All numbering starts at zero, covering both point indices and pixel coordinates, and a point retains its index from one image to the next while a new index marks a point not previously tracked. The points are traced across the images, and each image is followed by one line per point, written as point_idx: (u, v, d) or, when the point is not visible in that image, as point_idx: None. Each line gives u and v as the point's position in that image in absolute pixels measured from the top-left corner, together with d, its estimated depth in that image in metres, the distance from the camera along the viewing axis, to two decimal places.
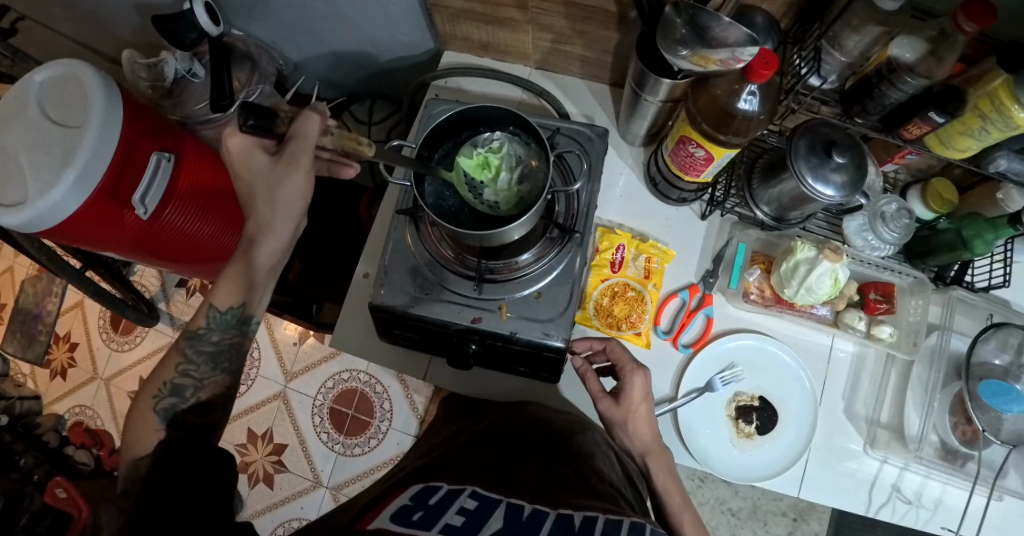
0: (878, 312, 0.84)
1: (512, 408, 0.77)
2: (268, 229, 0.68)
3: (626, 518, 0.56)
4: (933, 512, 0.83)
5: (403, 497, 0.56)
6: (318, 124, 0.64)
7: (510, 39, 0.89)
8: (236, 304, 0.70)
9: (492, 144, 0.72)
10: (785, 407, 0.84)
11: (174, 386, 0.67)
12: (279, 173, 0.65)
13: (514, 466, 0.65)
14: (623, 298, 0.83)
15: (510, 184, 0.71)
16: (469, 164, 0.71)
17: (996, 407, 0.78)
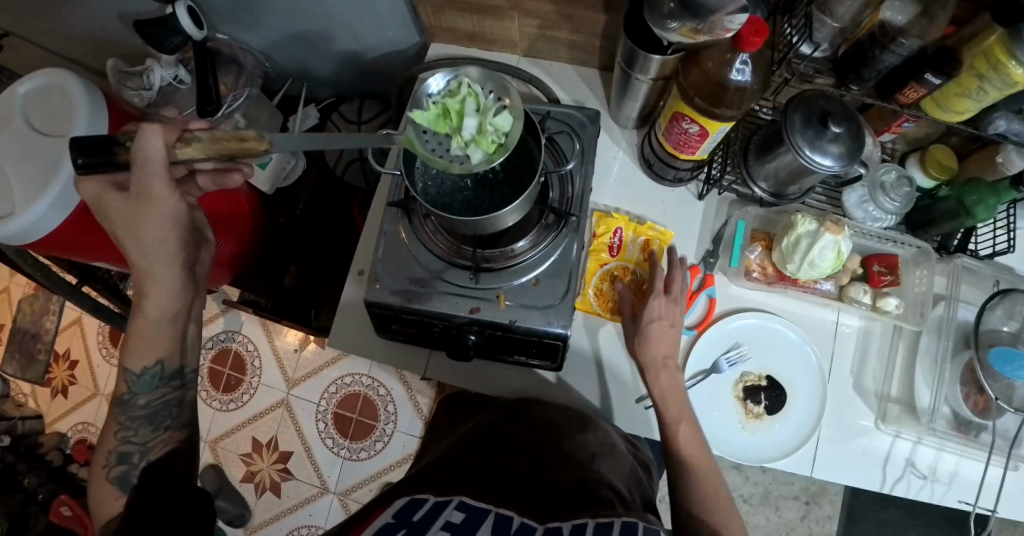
0: (884, 284, 0.83)
1: (513, 406, 0.76)
2: (147, 275, 0.64)
3: (618, 519, 0.52)
4: (949, 485, 0.81)
5: (386, 515, 0.53)
6: (160, 138, 0.58)
7: (496, 28, 0.88)
8: (151, 364, 0.68)
9: (448, 90, 0.67)
10: (794, 386, 0.82)
11: (119, 454, 0.66)
12: (133, 210, 0.60)
13: (505, 479, 0.62)
14: (624, 282, 0.82)
15: (480, 125, 0.65)
16: (428, 116, 0.65)
17: (1005, 375, 0.76)
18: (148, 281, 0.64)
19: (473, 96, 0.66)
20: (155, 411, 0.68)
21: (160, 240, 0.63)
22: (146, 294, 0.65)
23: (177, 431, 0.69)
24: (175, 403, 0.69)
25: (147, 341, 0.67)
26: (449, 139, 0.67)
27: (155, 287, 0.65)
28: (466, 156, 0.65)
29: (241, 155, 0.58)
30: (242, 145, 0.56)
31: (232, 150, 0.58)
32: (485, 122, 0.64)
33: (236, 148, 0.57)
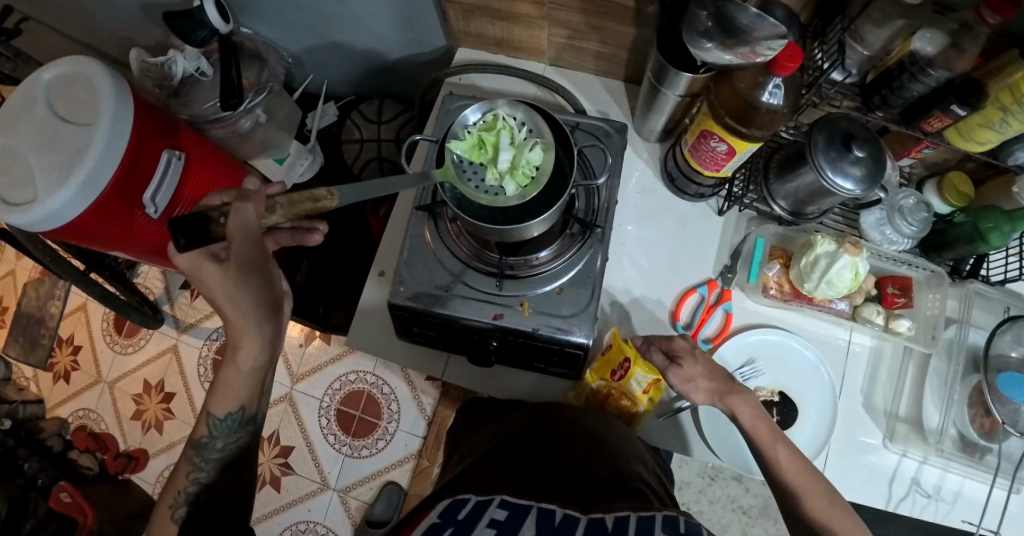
0: (896, 306, 0.84)
1: (540, 407, 0.77)
2: (241, 332, 0.63)
3: (657, 513, 0.56)
4: (953, 504, 0.83)
5: (432, 516, 0.55)
6: (253, 214, 0.57)
7: (524, 36, 0.88)
8: (234, 409, 0.67)
9: (484, 122, 0.70)
10: (805, 401, 0.83)
11: (187, 494, 0.66)
12: (231, 277, 0.60)
13: (541, 473, 0.64)
14: (616, 403, 0.78)
15: (515, 158, 0.68)
16: (465, 146, 0.69)
17: (1015, 399, 0.77)
18: (241, 337, 0.63)
19: (507, 129, 0.69)
20: (230, 455, 0.69)
21: (257, 298, 0.62)
22: (241, 348, 0.64)
23: (237, 476, 0.70)
24: (245, 448, 0.70)
25: (233, 388, 0.66)
26: (484, 168, 0.70)
27: (248, 343, 0.63)
28: (501, 187, 0.69)
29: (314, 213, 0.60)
30: (315, 206, 0.58)
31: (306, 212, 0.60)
32: (520, 157, 0.68)
33: (311, 209, 0.59)
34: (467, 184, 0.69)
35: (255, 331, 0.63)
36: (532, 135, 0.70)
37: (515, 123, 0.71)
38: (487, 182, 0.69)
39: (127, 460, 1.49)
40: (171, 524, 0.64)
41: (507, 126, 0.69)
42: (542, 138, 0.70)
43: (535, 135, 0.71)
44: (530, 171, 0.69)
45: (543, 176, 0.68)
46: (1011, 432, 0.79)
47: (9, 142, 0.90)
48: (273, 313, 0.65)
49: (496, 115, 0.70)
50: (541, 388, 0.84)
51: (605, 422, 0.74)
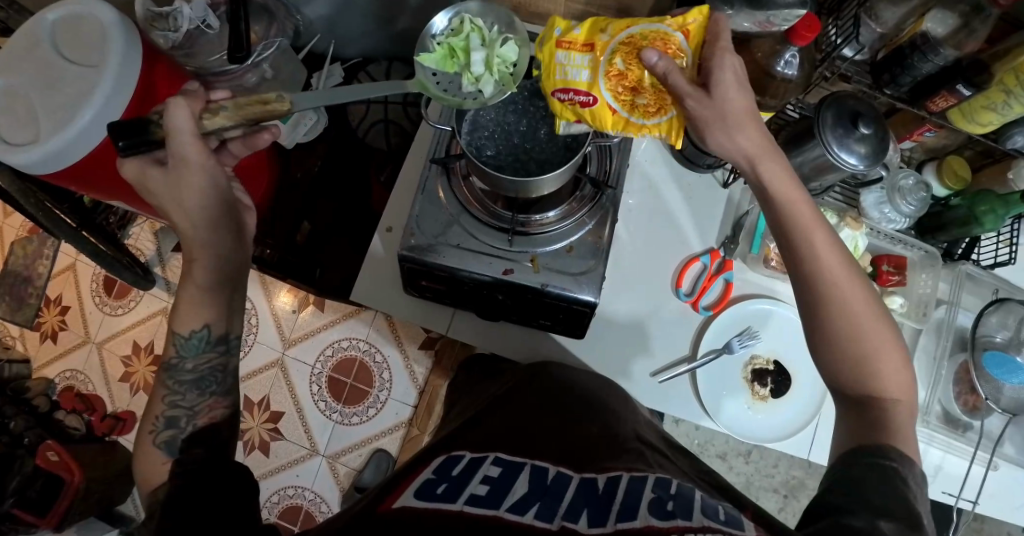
0: (891, 283, 0.85)
1: (532, 368, 0.78)
2: (198, 245, 0.69)
3: (651, 475, 0.54)
4: (934, 478, 0.85)
5: (427, 471, 0.56)
6: (182, 108, 0.64)
7: (542, 1, 0.88)
8: (195, 327, 0.69)
9: (452, 28, 0.70)
10: (798, 372, 0.86)
11: (167, 419, 0.66)
12: (173, 177, 0.66)
13: (538, 431, 0.63)
14: (625, 80, 0.62)
15: (489, 57, 0.67)
16: (436, 57, 0.68)
17: (996, 377, 0.82)
18: (193, 249, 0.69)
19: (476, 31, 0.68)
20: (202, 376, 0.69)
21: (203, 204, 0.68)
22: (193, 262, 0.69)
23: (222, 398, 0.70)
24: (219, 367, 0.70)
25: (194, 305, 0.69)
26: (460, 76, 0.69)
27: (201, 257, 0.69)
28: (478, 91, 0.69)
29: (264, 116, 0.68)
30: (266, 107, 0.67)
31: (259, 116, 0.68)
32: (493, 55, 0.67)
33: (261, 111, 0.68)
34: (441, 92, 0.69)
35: (206, 244, 0.69)
36: (503, 32, 0.69)
37: (484, 24, 0.69)
38: (466, 89, 0.68)
39: (114, 421, 1.48)
40: (155, 449, 0.64)
41: (473, 27, 0.68)
42: (513, 36, 0.69)
43: (507, 33, 0.70)
44: (505, 70, 0.68)
45: (519, 73, 0.68)
46: (993, 408, 0.83)
47: (7, 81, 0.88)
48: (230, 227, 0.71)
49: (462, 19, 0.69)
50: (541, 344, 0.85)
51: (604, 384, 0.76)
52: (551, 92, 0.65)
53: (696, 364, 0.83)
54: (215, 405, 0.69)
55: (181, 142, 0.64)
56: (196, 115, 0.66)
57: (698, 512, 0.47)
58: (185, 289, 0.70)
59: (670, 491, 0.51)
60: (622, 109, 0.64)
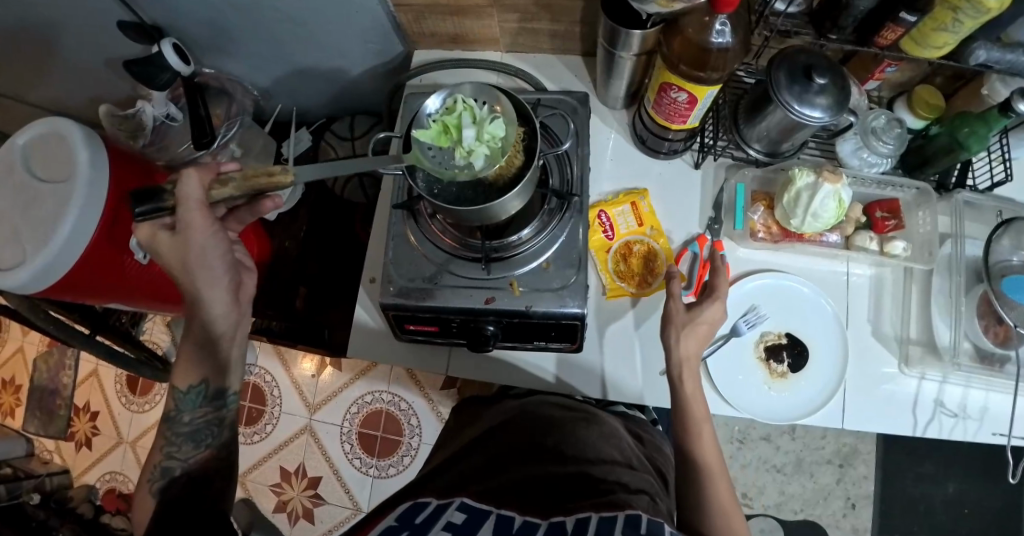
0: (888, 229, 0.82)
1: (516, 411, 0.77)
2: (194, 302, 0.68)
3: (622, 513, 0.52)
4: (981, 420, 0.84)
5: (389, 519, 0.55)
6: (197, 181, 0.65)
7: (477, 27, 0.89)
8: (194, 383, 0.70)
9: (444, 107, 0.69)
10: (813, 340, 0.82)
11: (163, 468, 0.67)
12: (176, 243, 0.66)
13: (508, 476, 0.63)
14: (634, 256, 0.80)
15: (479, 133, 0.66)
16: (430, 134, 0.67)
17: (1020, 301, 0.77)
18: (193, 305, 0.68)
19: (468, 109, 0.66)
20: (198, 428, 0.69)
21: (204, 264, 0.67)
22: (195, 318, 0.69)
23: (218, 450, 0.70)
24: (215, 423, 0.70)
25: (191, 362, 0.69)
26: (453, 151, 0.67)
27: (201, 314, 0.69)
28: (470, 164, 0.66)
29: (269, 188, 0.63)
30: (270, 180, 0.62)
31: (263, 185, 0.63)
32: (483, 131, 0.65)
33: (267, 183, 0.62)
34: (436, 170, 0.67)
35: (209, 298, 0.68)
36: (493, 110, 0.68)
37: (476, 103, 0.69)
38: (458, 162, 0.66)
39: None
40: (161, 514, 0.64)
41: (467, 108, 0.67)
42: (500, 111, 0.69)
43: (495, 109, 0.69)
44: (495, 144, 0.66)
45: (508, 145, 0.66)
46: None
47: None
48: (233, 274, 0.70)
49: (457, 99, 0.68)
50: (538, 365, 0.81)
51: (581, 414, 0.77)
52: (599, 209, 0.82)
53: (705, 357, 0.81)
54: (209, 456, 0.69)
55: (190, 212, 0.64)
56: (206, 188, 0.65)
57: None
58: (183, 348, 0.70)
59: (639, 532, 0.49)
60: (612, 252, 0.80)
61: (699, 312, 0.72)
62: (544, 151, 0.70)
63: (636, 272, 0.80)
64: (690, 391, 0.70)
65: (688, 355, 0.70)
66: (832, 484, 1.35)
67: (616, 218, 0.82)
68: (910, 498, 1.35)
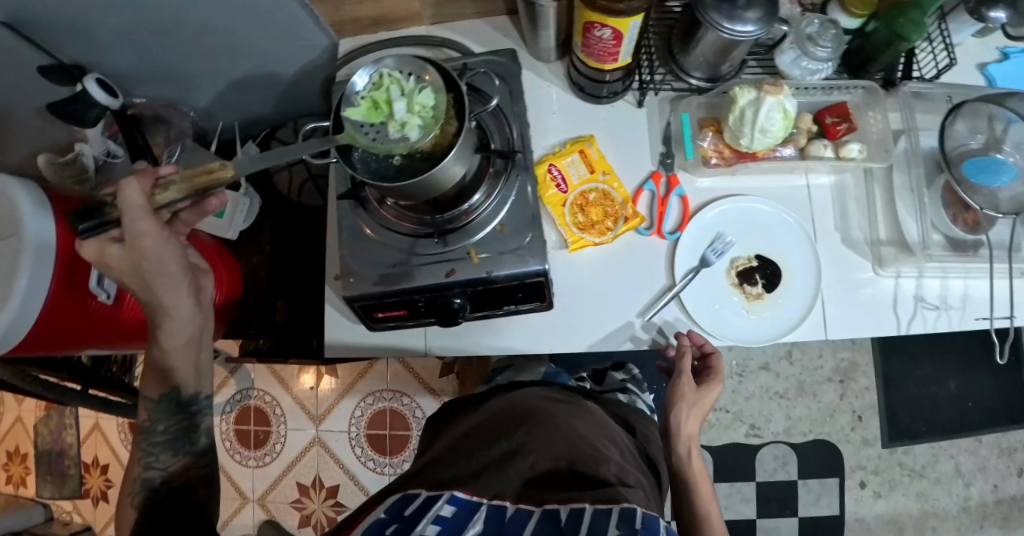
0: (841, 133, 0.81)
1: (507, 401, 0.77)
2: (161, 311, 0.69)
3: (620, 508, 0.53)
4: (963, 307, 0.84)
5: (377, 512, 0.55)
6: (137, 188, 0.63)
7: (396, 4, 0.86)
8: (167, 388, 0.71)
9: (371, 84, 0.67)
10: (783, 257, 0.82)
11: (143, 480, 0.68)
12: (128, 256, 0.66)
13: (498, 458, 0.63)
14: (592, 204, 0.79)
15: (410, 105, 0.65)
16: (361, 111, 0.66)
17: (983, 183, 0.77)
18: (157, 316, 0.69)
19: (395, 82, 0.66)
20: (175, 435, 0.70)
21: (162, 272, 0.68)
22: (160, 328, 0.70)
23: (199, 457, 0.71)
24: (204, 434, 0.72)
25: (162, 369, 0.71)
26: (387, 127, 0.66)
27: (167, 323, 0.70)
28: (405, 137, 0.65)
29: (211, 185, 0.66)
30: (211, 176, 0.65)
31: (202, 185, 0.66)
32: (412, 102, 0.64)
33: (205, 181, 0.66)
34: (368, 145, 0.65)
35: (174, 305, 0.70)
36: (422, 81, 0.67)
37: (403, 75, 0.67)
38: (393, 136, 0.64)
39: None
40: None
41: (395, 80, 0.66)
42: (429, 82, 0.67)
43: (424, 81, 0.68)
44: (428, 114, 0.65)
45: (440, 112, 0.65)
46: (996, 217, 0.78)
47: None
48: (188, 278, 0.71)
49: (382, 74, 0.67)
50: (515, 328, 0.80)
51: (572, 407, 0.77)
52: (550, 163, 0.80)
53: (679, 289, 0.78)
54: (191, 464, 0.70)
55: (135, 220, 0.64)
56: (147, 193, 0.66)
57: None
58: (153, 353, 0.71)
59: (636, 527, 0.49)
60: (569, 205, 0.79)
61: (705, 390, 0.80)
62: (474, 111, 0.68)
63: (596, 219, 0.79)
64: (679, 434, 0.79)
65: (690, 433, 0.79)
66: (835, 400, 1.38)
67: (567, 170, 0.80)
68: (914, 399, 1.37)
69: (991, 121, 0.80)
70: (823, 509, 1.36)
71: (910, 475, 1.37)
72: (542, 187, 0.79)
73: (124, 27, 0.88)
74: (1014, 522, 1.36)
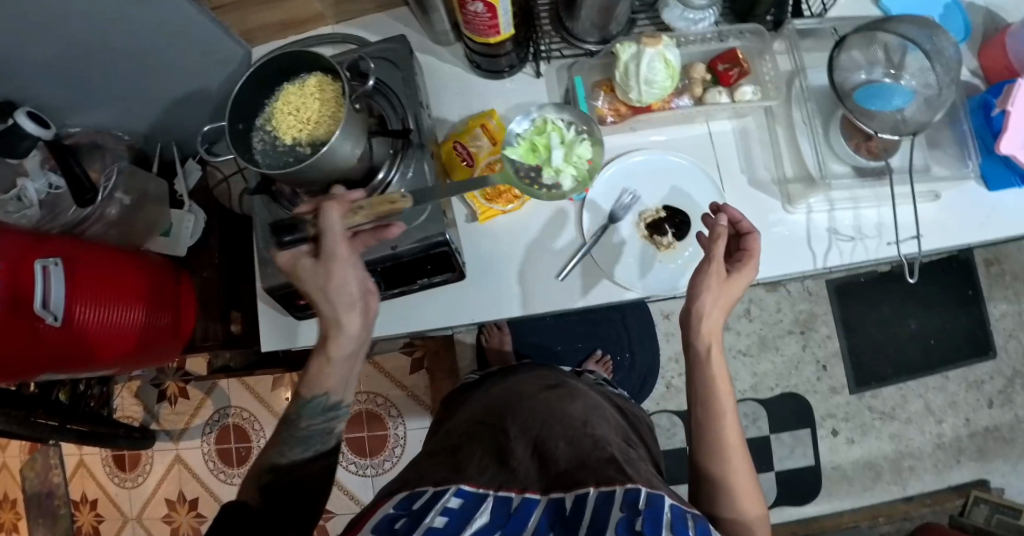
0: (734, 78, 0.83)
1: (503, 409, 0.82)
2: (335, 322, 0.69)
3: (620, 487, 0.57)
4: (877, 235, 0.86)
5: (386, 507, 0.58)
6: (338, 211, 0.64)
7: (297, 7, 0.88)
8: (326, 394, 0.70)
9: (532, 127, 0.78)
10: (690, 204, 0.84)
11: None
12: (324, 267, 0.66)
13: (501, 462, 0.67)
14: (499, 174, 0.82)
15: (568, 154, 0.76)
16: (519, 152, 0.76)
17: (878, 110, 0.79)
18: (337, 331, 0.69)
19: (557, 130, 0.76)
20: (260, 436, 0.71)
21: (358, 278, 0.68)
22: (333, 338, 0.70)
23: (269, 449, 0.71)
24: None
25: (322, 376, 0.70)
26: (541, 168, 0.77)
27: (335, 336, 0.69)
28: (557, 184, 0.77)
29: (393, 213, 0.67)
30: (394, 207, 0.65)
31: (383, 212, 0.66)
32: (572, 152, 0.76)
33: (388, 210, 0.66)
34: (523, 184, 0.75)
35: (354, 313, 0.69)
36: (580, 131, 0.78)
37: (563, 123, 0.78)
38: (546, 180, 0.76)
39: None
40: None
41: (555, 125, 0.77)
42: (586, 132, 0.79)
43: (581, 131, 0.79)
44: (581, 164, 0.77)
45: (594, 167, 0.78)
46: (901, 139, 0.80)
47: None
48: (368, 292, 0.71)
49: (543, 118, 0.77)
50: (436, 303, 0.83)
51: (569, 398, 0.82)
52: (455, 140, 0.83)
53: (587, 245, 0.82)
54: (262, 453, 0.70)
55: (331, 240, 0.65)
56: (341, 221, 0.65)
57: (667, 528, 0.48)
58: (320, 354, 0.70)
59: (637, 505, 0.53)
60: (476, 177, 0.82)
61: (736, 278, 0.72)
62: (356, 94, 0.70)
63: None
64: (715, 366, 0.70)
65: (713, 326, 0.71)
66: (799, 352, 1.39)
67: (471, 142, 0.83)
68: (876, 342, 1.39)
69: (887, 49, 0.82)
70: (799, 461, 1.36)
71: (881, 418, 1.37)
72: (449, 163, 0.83)
73: (39, 62, 0.83)
74: (991, 453, 1.36)
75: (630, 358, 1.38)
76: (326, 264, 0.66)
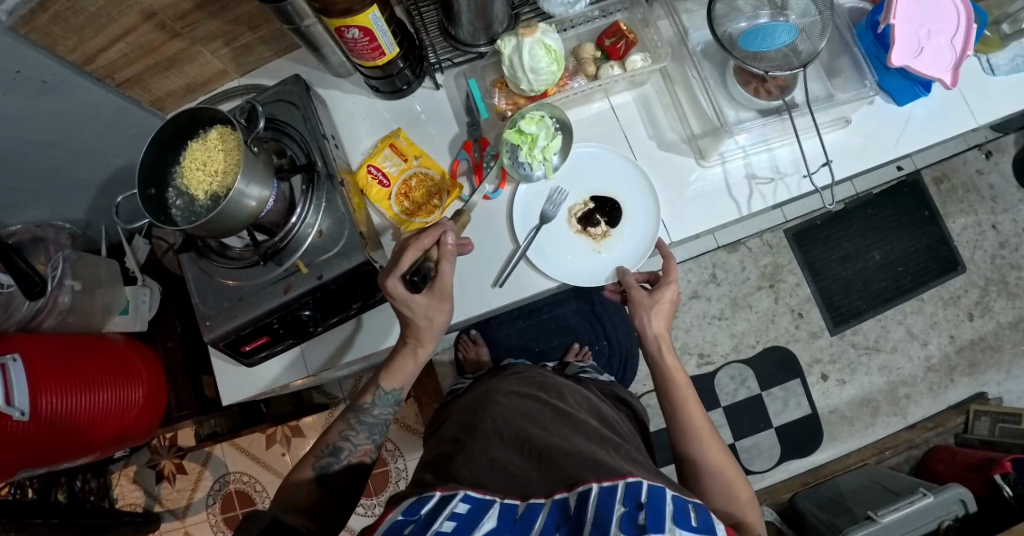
0: (622, 51, 0.86)
1: (478, 404, 0.77)
2: (424, 341, 0.75)
3: (622, 483, 0.55)
4: (795, 172, 0.87)
5: (394, 513, 0.54)
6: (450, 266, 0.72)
7: (198, 68, 0.91)
8: (399, 389, 0.77)
9: (533, 117, 0.80)
10: (609, 183, 0.86)
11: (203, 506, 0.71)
12: (433, 307, 0.72)
13: (497, 457, 0.63)
14: (416, 187, 0.84)
15: (546, 151, 0.82)
16: (511, 132, 0.80)
17: (762, 49, 0.79)
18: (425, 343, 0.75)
19: (549, 133, 0.80)
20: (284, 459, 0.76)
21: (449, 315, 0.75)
22: (420, 346, 0.76)
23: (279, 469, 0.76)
24: None
25: (404, 373, 0.77)
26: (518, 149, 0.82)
27: (427, 345, 0.76)
28: (523, 165, 0.83)
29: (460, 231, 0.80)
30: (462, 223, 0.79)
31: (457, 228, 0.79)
32: (551, 153, 0.82)
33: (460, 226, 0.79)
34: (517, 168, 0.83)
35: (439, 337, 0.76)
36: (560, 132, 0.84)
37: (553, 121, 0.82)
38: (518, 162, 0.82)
39: None
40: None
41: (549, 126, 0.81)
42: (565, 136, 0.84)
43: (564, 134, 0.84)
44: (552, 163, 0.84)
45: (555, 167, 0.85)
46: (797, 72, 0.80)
47: None
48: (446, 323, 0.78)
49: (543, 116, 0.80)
50: (381, 322, 0.86)
51: (556, 395, 0.79)
52: (367, 164, 0.85)
53: (523, 248, 0.82)
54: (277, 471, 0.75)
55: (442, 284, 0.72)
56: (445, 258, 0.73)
57: (670, 521, 0.49)
58: (407, 351, 0.76)
59: (639, 501, 0.52)
60: (394, 196, 0.84)
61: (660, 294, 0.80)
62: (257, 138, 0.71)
63: (422, 197, 0.84)
64: (668, 363, 0.78)
65: (660, 331, 0.80)
66: (772, 305, 1.39)
67: (382, 164, 0.85)
68: (845, 280, 1.39)
69: None
70: (795, 412, 1.36)
71: (866, 353, 1.37)
72: (366, 189, 0.84)
73: None
74: (981, 365, 1.37)
75: (607, 345, 1.37)
76: (440, 304, 0.72)
